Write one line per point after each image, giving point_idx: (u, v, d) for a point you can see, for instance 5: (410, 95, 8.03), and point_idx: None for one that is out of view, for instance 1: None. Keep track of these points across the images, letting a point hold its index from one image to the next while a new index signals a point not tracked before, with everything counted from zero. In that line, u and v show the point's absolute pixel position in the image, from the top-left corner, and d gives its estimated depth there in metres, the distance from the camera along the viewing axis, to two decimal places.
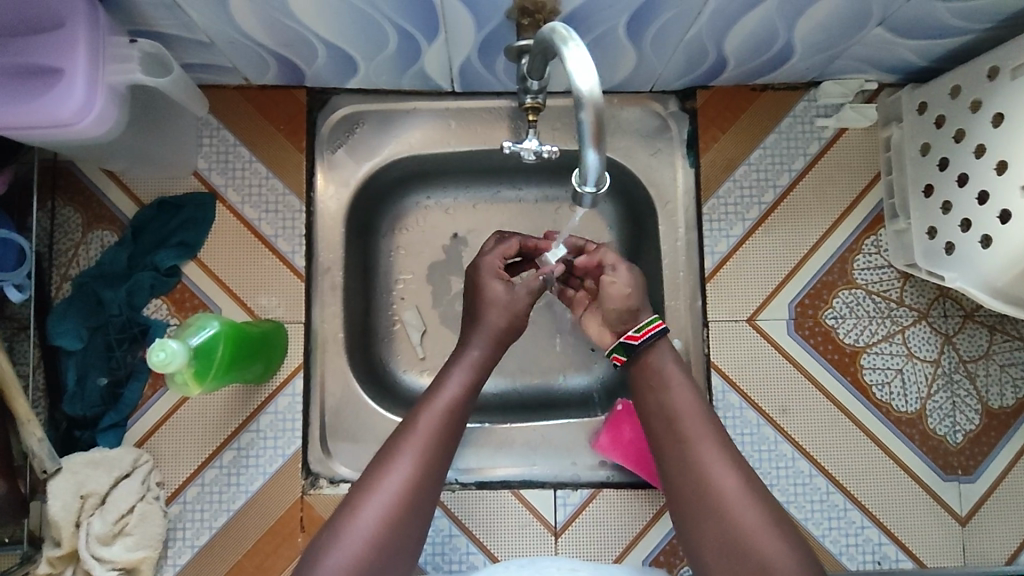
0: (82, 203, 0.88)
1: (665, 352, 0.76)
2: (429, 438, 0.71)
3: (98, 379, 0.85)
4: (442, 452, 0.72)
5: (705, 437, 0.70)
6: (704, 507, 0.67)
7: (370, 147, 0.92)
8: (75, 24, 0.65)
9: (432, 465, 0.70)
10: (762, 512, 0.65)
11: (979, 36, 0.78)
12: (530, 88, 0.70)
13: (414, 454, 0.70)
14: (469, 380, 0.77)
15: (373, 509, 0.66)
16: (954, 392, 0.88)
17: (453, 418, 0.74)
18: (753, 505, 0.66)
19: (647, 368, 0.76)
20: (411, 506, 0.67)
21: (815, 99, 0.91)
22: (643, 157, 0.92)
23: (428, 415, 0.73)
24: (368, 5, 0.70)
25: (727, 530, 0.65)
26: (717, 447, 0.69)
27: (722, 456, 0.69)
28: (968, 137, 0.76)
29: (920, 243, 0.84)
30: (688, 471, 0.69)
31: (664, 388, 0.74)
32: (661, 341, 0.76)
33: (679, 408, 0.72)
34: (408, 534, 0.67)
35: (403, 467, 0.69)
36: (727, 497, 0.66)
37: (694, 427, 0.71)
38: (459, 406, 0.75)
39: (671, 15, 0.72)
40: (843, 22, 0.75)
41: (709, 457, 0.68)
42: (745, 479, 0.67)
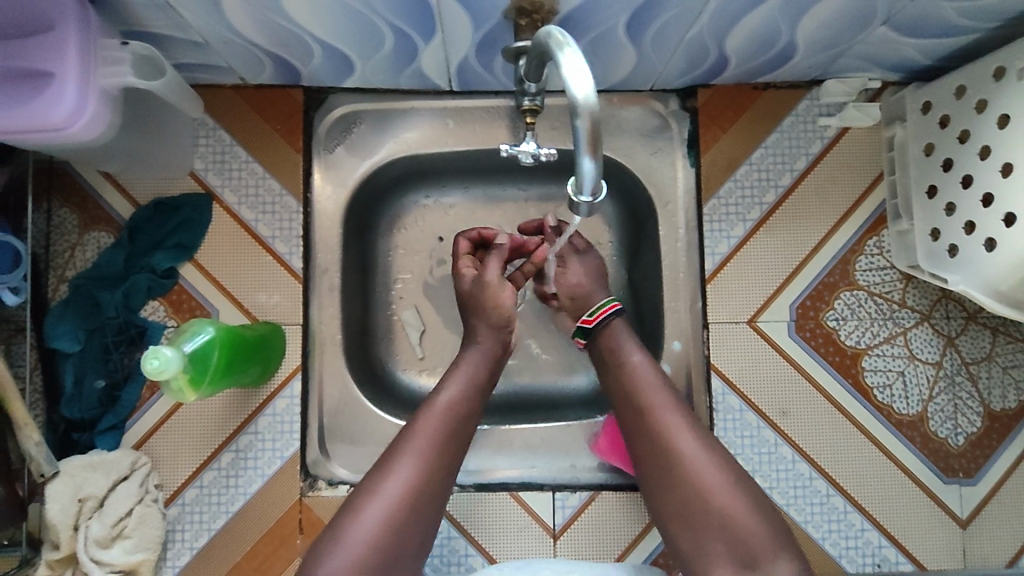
0: (78, 204, 0.87)
1: (622, 330, 0.78)
2: (434, 442, 0.72)
3: (96, 381, 0.85)
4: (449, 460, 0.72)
5: (665, 408, 0.71)
6: (666, 476, 0.68)
7: (368, 146, 0.91)
8: (65, 27, 0.64)
9: (433, 468, 0.70)
10: (725, 475, 0.67)
11: (985, 34, 0.76)
12: (528, 90, 0.69)
13: (420, 458, 0.70)
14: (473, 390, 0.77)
15: (374, 512, 0.67)
16: (956, 394, 0.87)
17: (460, 425, 0.74)
18: (716, 469, 0.67)
19: (609, 348, 0.77)
20: (413, 509, 0.68)
21: (817, 98, 0.90)
22: (644, 157, 0.91)
23: (434, 422, 0.73)
24: (363, 6, 0.69)
25: (688, 496, 0.67)
26: (678, 417, 0.70)
27: (683, 425, 0.70)
28: (973, 139, 0.75)
29: (923, 244, 0.83)
30: (651, 442, 0.70)
31: (624, 364, 0.75)
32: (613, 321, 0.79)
33: (639, 384, 0.73)
34: (409, 536, 0.68)
35: (406, 471, 0.69)
36: (687, 463, 0.68)
37: (655, 401, 0.72)
38: (463, 414, 0.75)
39: (670, 15, 0.71)
40: (846, 21, 0.73)
41: (684, 439, 0.69)
42: (706, 447, 0.69)
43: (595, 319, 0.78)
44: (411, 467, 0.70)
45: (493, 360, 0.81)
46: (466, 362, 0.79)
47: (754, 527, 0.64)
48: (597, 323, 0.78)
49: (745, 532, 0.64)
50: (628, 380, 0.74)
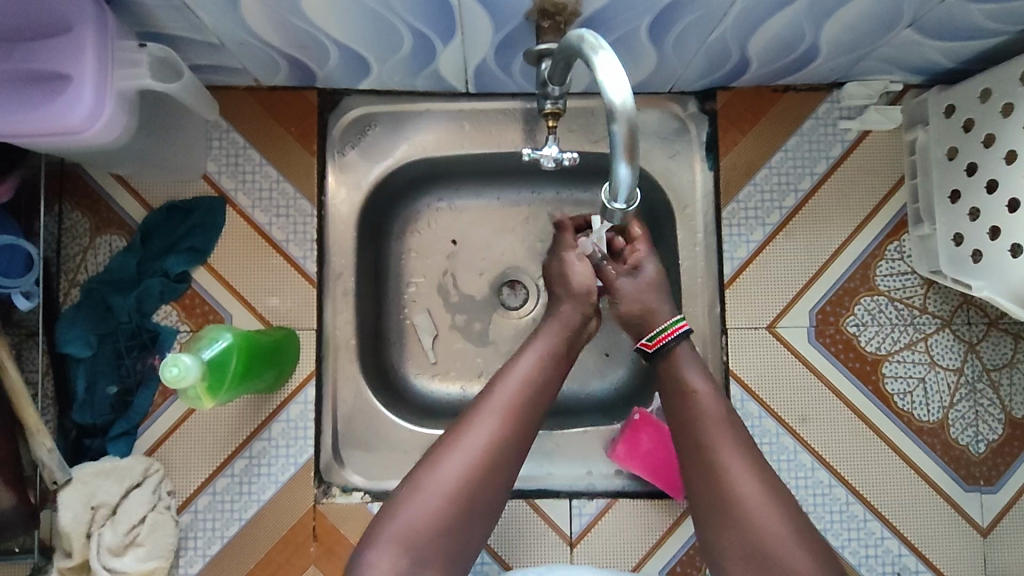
0: (90, 207, 0.86)
1: (688, 355, 0.75)
2: (490, 441, 0.67)
3: (108, 387, 0.84)
4: (505, 461, 0.67)
5: (729, 445, 0.68)
6: (723, 514, 0.66)
7: (382, 149, 0.90)
8: (81, 27, 0.63)
9: (493, 458, 0.66)
10: (785, 520, 0.64)
11: (1011, 38, 0.75)
12: (550, 93, 0.68)
13: (472, 457, 0.66)
14: (536, 386, 0.71)
15: (416, 508, 0.63)
16: (977, 402, 0.86)
17: (519, 424, 0.69)
18: (776, 514, 0.64)
19: (672, 373, 0.74)
20: (461, 510, 0.64)
21: (838, 100, 0.89)
22: (661, 160, 0.90)
23: (492, 420, 0.68)
24: (383, 7, 0.68)
25: (745, 539, 0.64)
26: (743, 456, 0.68)
27: (746, 465, 0.67)
28: (998, 143, 0.74)
29: (945, 249, 0.82)
30: (709, 477, 0.68)
31: (686, 391, 0.72)
32: (683, 343, 0.75)
33: (701, 413, 0.71)
34: (454, 531, 0.64)
35: (456, 468, 0.65)
36: (747, 505, 0.65)
37: (715, 439, 0.69)
38: (524, 411, 0.69)
39: (694, 18, 0.70)
40: (872, 24, 0.72)
41: (735, 467, 0.67)
42: (767, 489, 0.66)
43: (658, 344, 0.75)
44: (461, 466, 0.65)
45: (559, 355, 0.74)
46: (534, 345, 0.75)
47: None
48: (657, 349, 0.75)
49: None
50: (688, 408, 0.71)
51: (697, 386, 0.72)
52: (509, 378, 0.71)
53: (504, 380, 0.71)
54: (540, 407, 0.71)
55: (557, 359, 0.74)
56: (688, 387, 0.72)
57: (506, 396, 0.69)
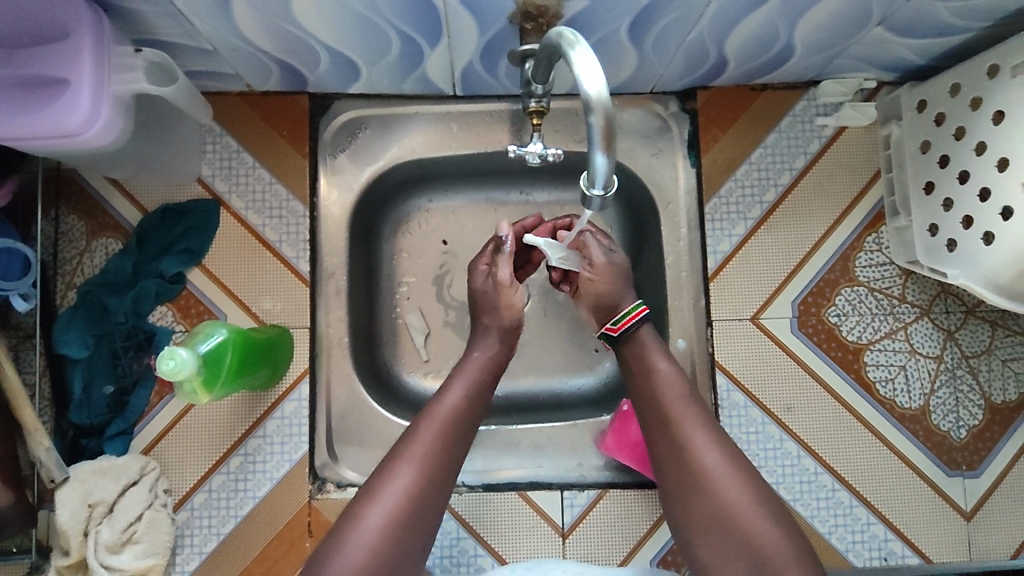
0: (86, 211, 0.88)
1: (648, 338, 0.78)
2: (412, 487, 0.68)
3: (104, 387, 0.85)
4: (428, 503, 0.69)
5: (692, 419, 0.71)
6: (689, 484, 0.68)
7: (373, 151, 0.92)
8: (79, 33, 0.65)
9: (429, 481, 0.69)
10: (747, 489, 0.67)
11: (977, 34, 0.78)
12: (534, 92, 0.70)
13: (395, 503, 0.67)
14: (456, 426, 0.74)
15: (374, 516, 0.65)
16: (957, 388, 0.88)
17: (440, 467, 0.71)
18: (739, 483, 0.67)
19: (636, 352, 0.78)
20: (392, 552, 0.65)
21: (815, 98, 0.92)
22: (645, 158, 0.92)
23: (413, 465, 0.69)
24: (371, 11, 0.70)
25: (711, 506, 0.66)
26: (705, 429, 0.70)
27: (707, 437, 0.70)
28: (969, 135, 0.77)
29: (921, 240, 0.85)
30: (674, 452, 0.70)
31: (649, 370, 0.76)
32: (644, 327, 0.79)
33: (665, 392, 0.73)
34: (405, 546, 0.66)
35: (381, 514, 0.66)
36: (721, 488, 0.67)
37: (679, 413, 0.72)
38: (444, 455, 0.71)
39: (672, 18, 0.73)
40: (844, 22, 0.75)
41: (708, 450, 0.69)
42: (729, 459, 0.69)
43: (621, 328, 0.78)
44: (387, 511, 0.66)
45: (478, 393, 0.77)
46: (465, 370, 0.79)
47: (775, 541, 0.64)
48: (623, 332, 0.78)
49: (766, 547, 0.63)
50: (653, 385, 0.74)
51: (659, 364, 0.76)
52: (431, 420, 0.73)
53: (437, 407, 0.74)
54: (466, 434, 0.75)
55: (482, 387, 0.79)
56: (653, 365, 0.76)
57: (435, 422, 0.73)
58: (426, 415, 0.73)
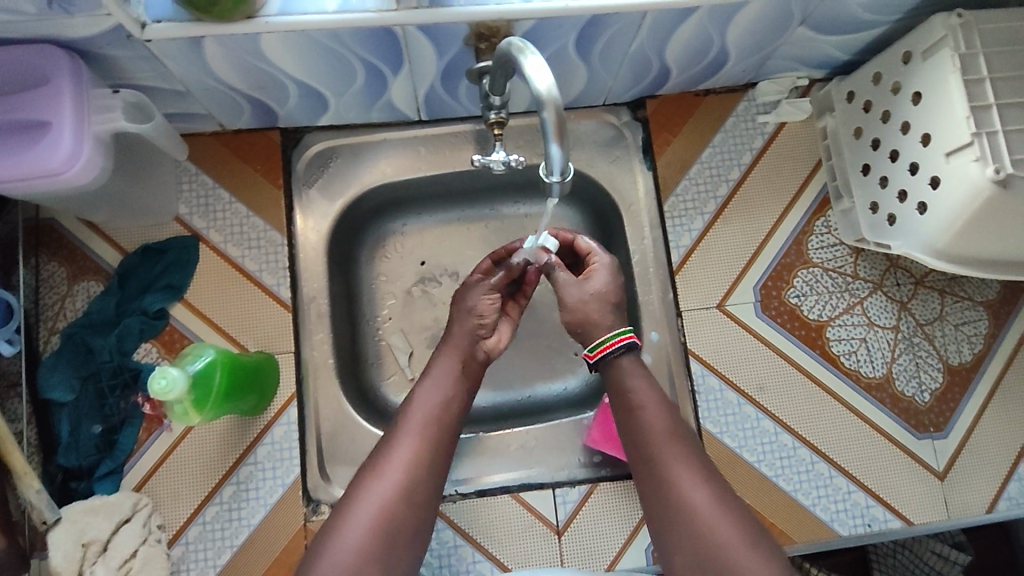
0: (66, 257, 0.90)
1: (630, 366, 0.79)
2: (387, 504, 0.70)
3: (92, 427, 0.86)
4: (410, 515, 0.71)
5: (676, 456, 0.73)
6: (677, 521, 0.70)
7: (344, 179, 0.96)
8: (58, 78, 0.69)
9: (411, 493, 0.71)
10: (736, 527, 0.69)
11: (890, 27, 0.87)
12: (493, 104, 0.75)
13: (368, 523, 0.69)
14: (430, 435, 0.76)
15: (355, 531, 0.68)
16: (917, 354, 0.93)
17: (415, 479, 0.72)
18: (729, 522, 0.69)
19: (619, 377, 0.79)
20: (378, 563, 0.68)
21: (754, 99, 0.99)
22: (604, 165, 0.98)
23: (383, 485, 0.71)
24: (336, 43, 0.76)
25: (697, 544, 0.69)
26: (690, 466, 0.73)
27: (694, 475, 0.72)
28: (894, 117, 0.84)
29: (865, 219, 0.91)
30: (658, 485, 0.73)
31: (633, 405, 0.77)
32: (629, 353, 0.80)
33: (651, 424, 0.75)
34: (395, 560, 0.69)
35: (361, 532, 0.68)
36: (702, 516, 0.70)
37: (666, 450, 0.74)
38: (412, 474, 0.72)
39: (614, 31, 0.79)
40: (768, 25, 0.83)
41: (685, 478, 0.72)
42: (717, 497, 0.71)
43: (598, 355, 0.80)
44: (364, 529, 0.69)
45: (443, 402, 0.78)
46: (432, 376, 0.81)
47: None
48: (600, 358, 0.80)
49: None
50: (637, 419, 0.76)
51: (641, 396, 0.77)
52: (401, 434, 0.75)
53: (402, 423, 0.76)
54: (447, 439, 0.77)
55: (456, 391, 0.80)
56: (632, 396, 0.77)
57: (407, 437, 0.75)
58: (397, 431, 0.76)
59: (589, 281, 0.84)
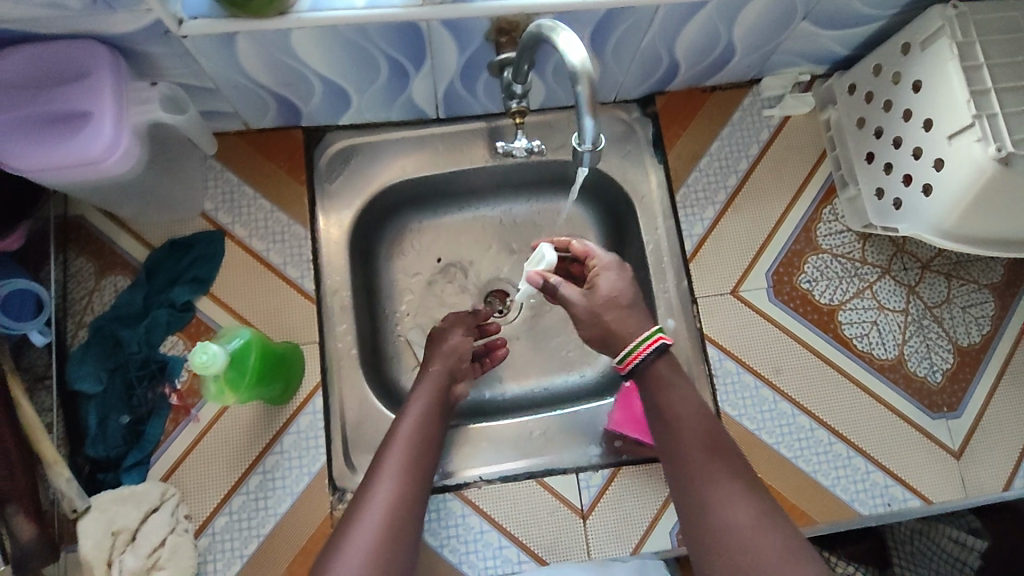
0: (94, 252, 0.92)
1: (666, 371, 0.78)
2: (384, 519, 0.70)
3: (120, 418, 0.87)
4: (406, 530, 0.71)
5: (714, 458, 0.72)
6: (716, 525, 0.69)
7: (364, 175, 0.99)
8: (98, 71, 0.71)
9: (405, 508, 0.72)
10: (772, 529, 0.68)
11: (888, 21, 0.91)
12: (515, 94, 0.79)
13: (368, 536, 0.69)
14: (416, 455, 0.77)
15: (358, 543, 0.68)
16: (927, 336, 0.96)
17: (408, 496, 0.73)
18: (765, 525, 0.68)
19: (658, 385, 0.77)
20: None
21: (759, 94, 1.03)
22: (617, 159, 1.01)
23: (379, 499, 0.72)
24: (363, 39, 0.79)
25: (734, 545, 0.67)
26: (725, 469, 0.72)
27: (732, 477, 0.71)
28: (896, 106, 0.88)
29: (871, 205, 0.94)
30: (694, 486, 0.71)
31: (670, 408, 0.76)
32: (662, 357, 0.78)
33: (686, 428, 0.75)
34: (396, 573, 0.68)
35: (362, 547, 0.68)
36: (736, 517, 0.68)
37: (701, 453, 0.73)
38: (404, 489, 0.73)
39: (628, 25, 0.83)
40: (773, 20, 0.87)
41: (720, 479, 0.71)
42: (753, 500, 0.70)
43: (629, 364, 0.77)
44: (366, 542, 0.68)
45: (432, 423, 0.81)
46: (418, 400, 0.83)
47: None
48: (632, 367, 0.77)
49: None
50: (675, 423, 0.75)
51: (678, 400, 0.76)
52: (392, 450, 0.76)
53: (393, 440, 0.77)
54: (428, 460, 0.78)
55: (434, 419, 0.82)
56: (668, 403, 0.76)
57: (396, 452, 0.76)
58: (387, 450, 0.77)
59: (599, 282, 0.83)
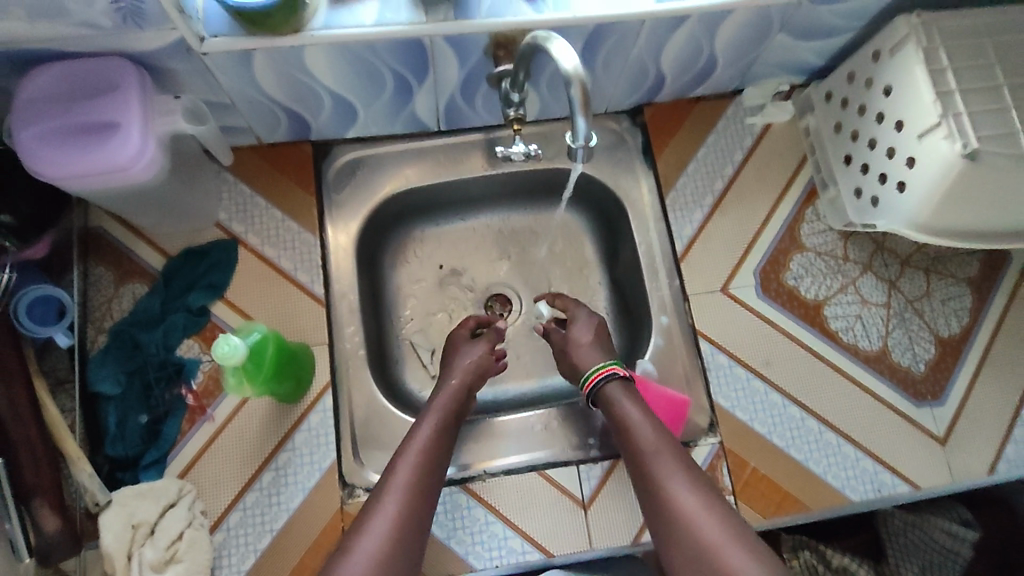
0: (113, 261, 0.96)
1: (616, 391, 0.85)
2: (386, 537, 0.71)
3: (139, 417, 0.91)
4: (409, 547, 0.72)
5: (664, 462, 0.76)
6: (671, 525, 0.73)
7: (369, 185, 1.04)
8: (126, 84, 0.77)
9: (410, 524, 0.73)
10: (723, 523, 0.71)
11: (859, 32, 0.97)
12: (512, 102, 0.84)
13: (369, 554, 0.70)
14: (426, 469, 0.78)
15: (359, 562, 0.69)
16: (909, 328, 1.00)
17: (415, 512, 0.74)
18: (715, 518, 0.71)
19: (614, 402, 0.84)
20: None
21: (742, 103, 1.09)
22: (609, 166, 1.06)
23: (384, 516, 0.73)
24: (371, 55, 0.85)
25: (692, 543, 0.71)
26: (677, 471, 0.76)
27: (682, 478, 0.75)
28: (869, 110, 0.94)
29: (851, 204, 0.99)
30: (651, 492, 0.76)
31: (624, 422, 0.82)
32: (615, 379, 0.86)
33: (638, 438, 0.79)
34: None
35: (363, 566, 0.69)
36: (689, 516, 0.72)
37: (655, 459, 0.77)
38: (410, 505, 0.74)
39: (617, 38, 0.89)
40: (751, 33, 0.93)
41: (672, 481, 0.75)
42: (703, 497, 0.73)
43: (591, 385, 0.87)
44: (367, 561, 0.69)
45: (445, 436, 0.82)
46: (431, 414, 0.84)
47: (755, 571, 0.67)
48: (592, 387, 0.87)
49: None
50: (629, 435, 0.80)
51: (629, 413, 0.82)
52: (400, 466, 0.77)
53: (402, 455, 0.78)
54: (438, 474, 0.79)
55: (447, 432, 0.83)
56: (632, 427, 0.81)
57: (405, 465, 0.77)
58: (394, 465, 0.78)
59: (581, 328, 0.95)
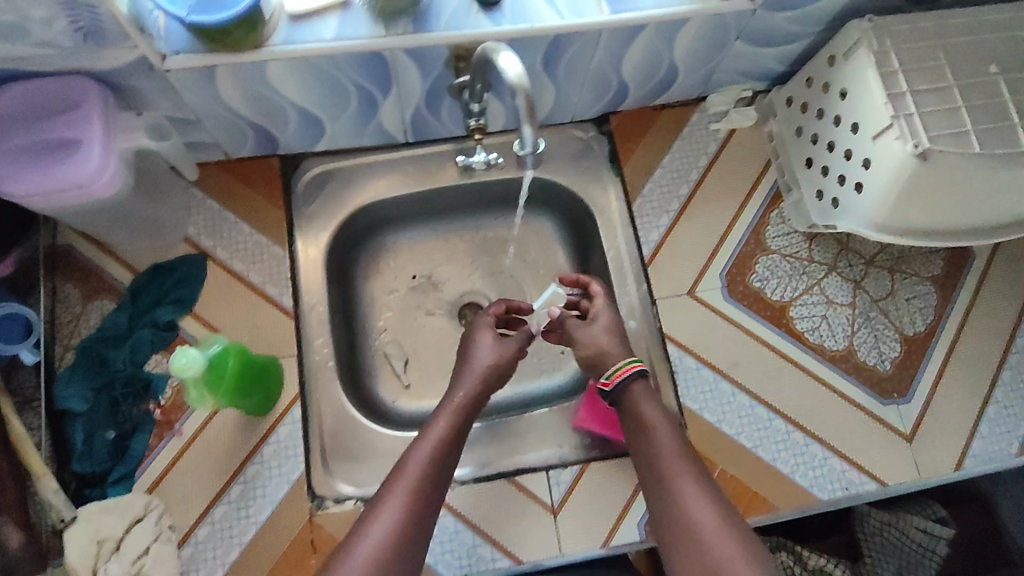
0: (81, 278, 0.97)
1: (643, 391, 0.79)
2: (381, 549, 0.67)
3: (106, 434, 0.90)
4: (408, 557, 0.68)
5: (684, 474, 0.71)
6: (685, 539, 0.68)
7: (338, 197, 1.04)
8: (88, 103, 0.79)
9: (412, 533, 0.69)
10: (739, 542, 0.66)
11: (816, 38, 0.99)
12: (472, 112, 0.86)
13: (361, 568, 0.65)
14: (433, 475, 0.73)
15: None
16: (874, 327, 1.01)
17: (417, 521, 0.70)
18: (729, 536, 0.67)
19: (635, 401, 0.79)
20: None
21: (706, 110, 1.10)
22: (576, 174, 1.07)
23: (383, 525, 0.68)
24: (332, 70, 0.86)
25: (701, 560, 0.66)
26: (694, 484, 0.71)
27: (701, 491, 0.70)
28: (827, 113, 0.95)
29: (813, 206, 1.00)
30: (667, 503, 0.70)
31: (646, 426, 0.76)
32: (639, 379, 0.80)
33: (659, 445, 0.74)
34: None
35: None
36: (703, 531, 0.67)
37: (674, 469, 0.72)
38: (415, 513, 0.70)
39: (576, 48, 0.90)
40: (708, 41, 0.95)
41: (688, 493, 0.70)
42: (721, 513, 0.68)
43: (614, 381, 0.80)
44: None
45: (456, 440, 0.77)
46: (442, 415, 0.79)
47: None
48: (616, 385, 0.80)
49: None
50: (648, 441, 0.75)
51: (653, 416, 0.76)
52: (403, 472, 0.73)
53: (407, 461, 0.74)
54: (444, 482, 0.75)
55: (460, 435, 0.79)
56: (651, 430, 0.75)
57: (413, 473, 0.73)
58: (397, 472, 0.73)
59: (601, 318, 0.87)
